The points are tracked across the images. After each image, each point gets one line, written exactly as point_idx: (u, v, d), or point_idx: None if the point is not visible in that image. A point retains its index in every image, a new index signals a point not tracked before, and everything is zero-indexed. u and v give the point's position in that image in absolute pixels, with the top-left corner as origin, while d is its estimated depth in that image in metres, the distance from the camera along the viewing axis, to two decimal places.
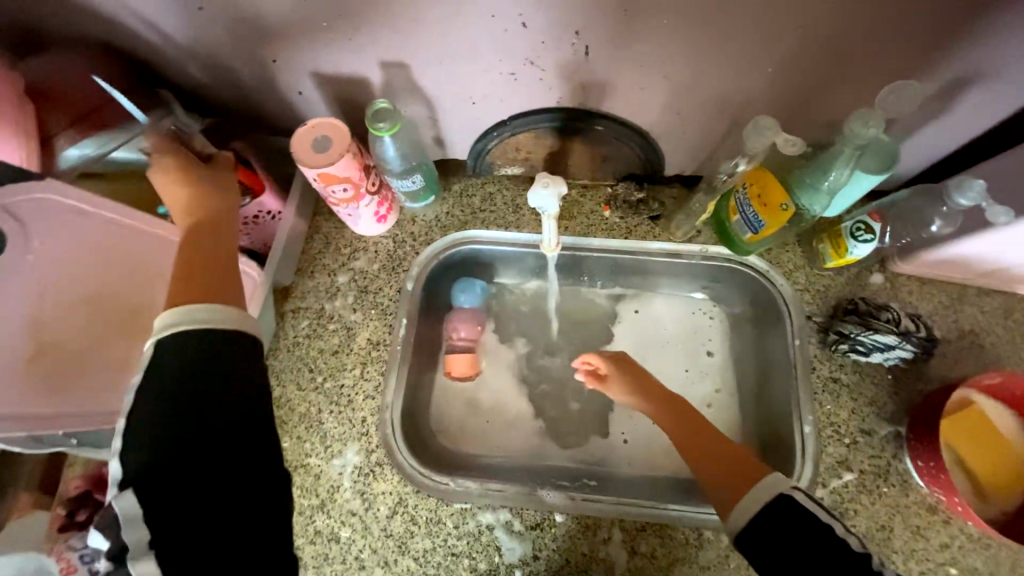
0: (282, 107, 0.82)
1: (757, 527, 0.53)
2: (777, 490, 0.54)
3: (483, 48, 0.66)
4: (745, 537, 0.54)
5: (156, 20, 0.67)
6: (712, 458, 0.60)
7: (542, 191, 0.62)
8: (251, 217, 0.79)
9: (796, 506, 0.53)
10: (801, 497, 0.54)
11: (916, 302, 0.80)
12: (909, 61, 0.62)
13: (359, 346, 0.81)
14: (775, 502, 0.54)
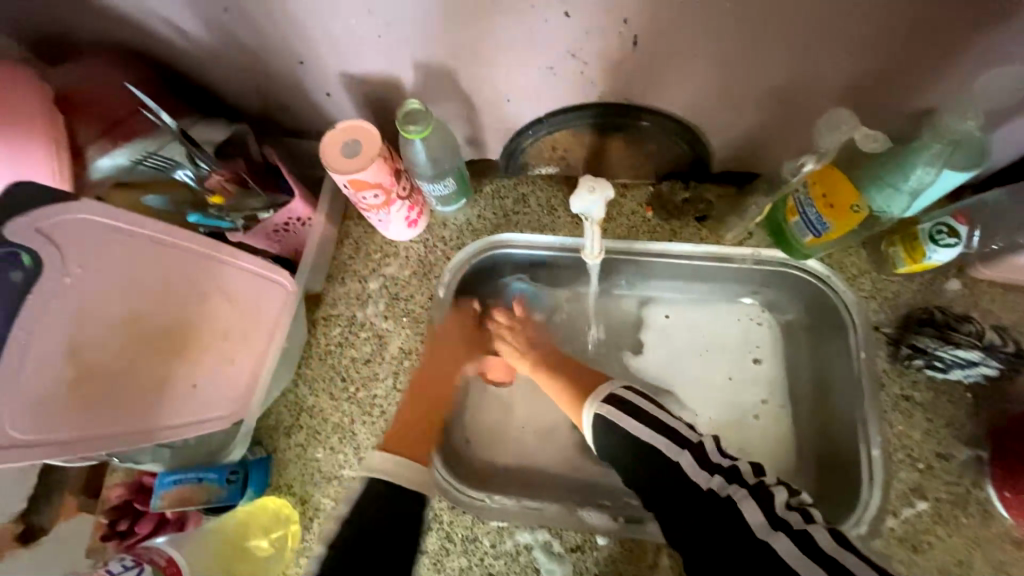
0: (311, 110, 0.79)
1: (608, 430, 0.61)
2: (607, 393, 0.64)
3: (521, 41, 0.62)
4: (609, 447, 0.61)
5: (184, 24, 0.65)
6: (567, 389, 0.73)
7: (587, 196, 0.57)
8: (281, 225, 0.75)
9: (622, 426, 0.60)
10: (636, 400, 0.62)
11: (1003, 312, 0.72)
12: (1012, 41, 0.54)
13: (391, 355, 0.79)
14: (602, 410, 0.63)
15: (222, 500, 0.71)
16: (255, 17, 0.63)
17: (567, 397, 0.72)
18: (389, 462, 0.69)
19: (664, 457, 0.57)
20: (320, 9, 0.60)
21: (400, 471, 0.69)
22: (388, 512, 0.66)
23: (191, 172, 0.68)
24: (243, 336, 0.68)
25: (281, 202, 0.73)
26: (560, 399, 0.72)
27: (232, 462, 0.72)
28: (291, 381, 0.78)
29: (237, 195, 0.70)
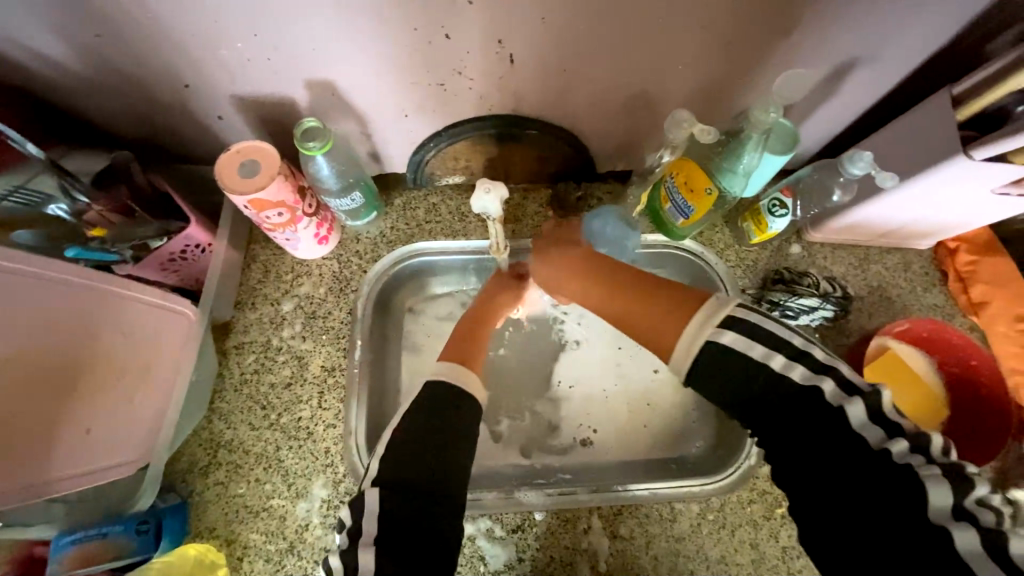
0: (201, 134, 0.77)
1: (699, 371, 0.53)
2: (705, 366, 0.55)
3: (410, 61, 0.67)
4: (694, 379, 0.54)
5: (44, 50, 0.61)
6: (658, 308, 0.59)
7: (484, 197, 0.62)
8: (177, 253, 0.72)
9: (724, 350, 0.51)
10: (730, 337, 0.52)
11: (831, 265, 0.90)
12: (796, 53, 0.69)
13: (313, 374, 0.78)
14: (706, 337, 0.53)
15: (134, 554, 0.64)
16: (129, 42, 0.61)
17: (655, 311, 0.59)
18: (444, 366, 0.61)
19: (753, 371, 0.50)
20: (201, 33, 0.61)
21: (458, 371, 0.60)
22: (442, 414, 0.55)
23: (66, 207, 0.65)
24: (148, 377, 0.63)
25: (175, 229, 0.70)
26: (657, 313, 0.59)
27: (141, 511, 0.66)
28: (202, 418, 0.74)
29: (122, 225, 0.68)
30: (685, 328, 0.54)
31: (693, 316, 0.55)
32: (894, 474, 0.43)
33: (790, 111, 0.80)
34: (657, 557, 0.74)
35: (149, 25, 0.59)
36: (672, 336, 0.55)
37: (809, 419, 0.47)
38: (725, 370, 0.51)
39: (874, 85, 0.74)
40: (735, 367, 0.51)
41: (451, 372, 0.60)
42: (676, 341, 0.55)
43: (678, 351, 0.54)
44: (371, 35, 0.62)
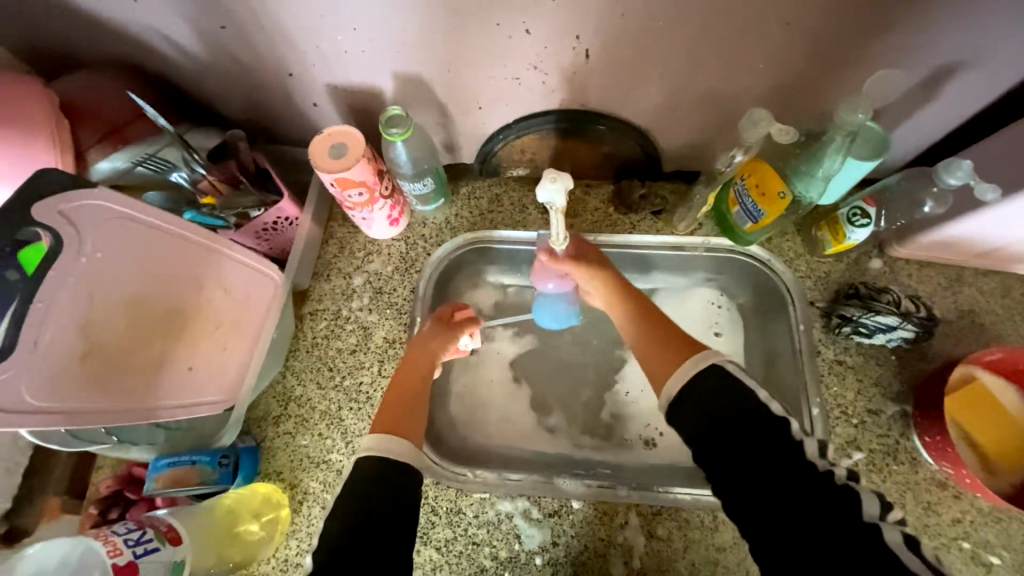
0: (297, 118, 0.86)
1: (681, 404, 0.54)
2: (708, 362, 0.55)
3: (488, 55, 0.70)
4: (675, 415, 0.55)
5: (180, 39, 0.71)
6: (660, 350, 0.61)
7: (550, 186, 0.64)
8: (270, 223, 0.79)
9: (727, 375, 0.53)
10: (733, 368, 0.54)
11: (915, 284, 0.83)
12: (893, 52, 0.65)
13: (375, 344, 0.84)
14: (702, 370, 0.54)
15: (212, 484, 0.72)
16: (248, 34, 0.70)
17: (662, 348, 0.62)
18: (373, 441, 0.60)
19: (748, 397, 0.51)
20: (307, 26, 0.68)
21: (387, 445, 0.59)
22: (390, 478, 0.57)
23: (186, 175, 0.74)
24: (239, 328, 0.73)
25: (270, 201, 0.78)
26: (662, 352, 0.61)
27: (224, 446, 0.75)
28: (278, 373, 0.82)
29: (229, 195, 0.76)
30: (676, 370, 0.56)
31: (683, 363, 0.56)
32: (853, 504, 0.46)
33: (881, 115, 0.75)
34: (694, 563, 0.72)
35: (264, 19, 0.67)
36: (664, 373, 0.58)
37: (780, 445, 0.49)
38: (713, 396, 0.53)
39: (983, 89, 0.68)
40: (731, 397, 0.52)
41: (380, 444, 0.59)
42: (669, 375, 0.57)
43: (671, 384, 0.56)
44: (454, 30, 0.66)
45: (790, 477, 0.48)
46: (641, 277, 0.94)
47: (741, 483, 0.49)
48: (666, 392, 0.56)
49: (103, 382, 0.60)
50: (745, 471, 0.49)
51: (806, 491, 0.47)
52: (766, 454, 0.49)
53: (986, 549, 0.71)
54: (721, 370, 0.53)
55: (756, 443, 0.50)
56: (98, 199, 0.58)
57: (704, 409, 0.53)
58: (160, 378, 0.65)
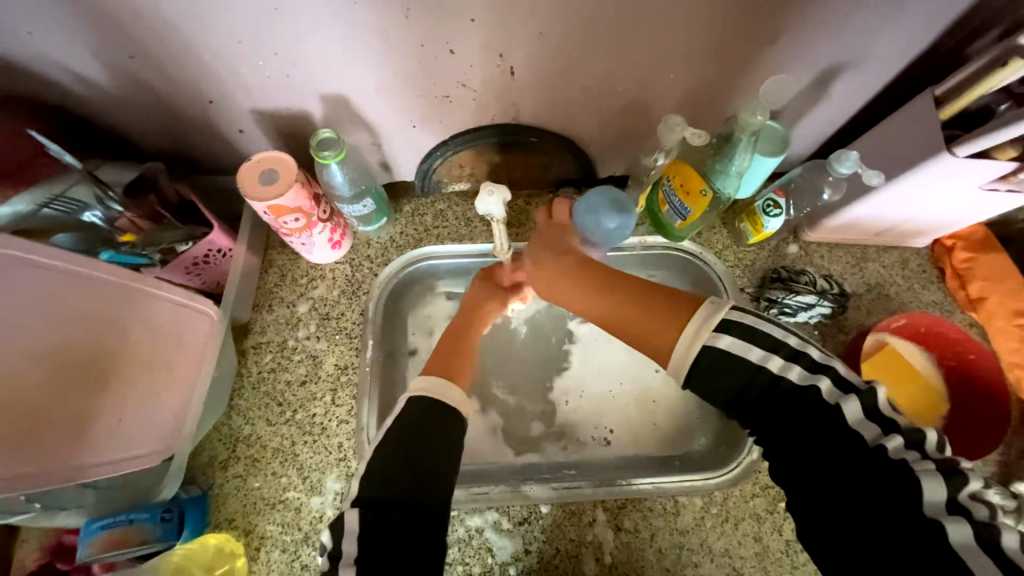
0: (223, 146, 0.83)
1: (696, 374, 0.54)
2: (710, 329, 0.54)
3: (418, 74, 0.71)
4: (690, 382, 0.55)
5: (85, 71, 0.67)
6: (650, 314, 0.60)
7: (488, 198, 0.66)
8: (200, 257, 0.75)
9: (719, 353, 0.53)
10: (727, 339, 0.53)
11: (828, 264, 0.92)
12: (782, 59, 0.72)
13: (326, 372, 0.81)
14: (703, 342, 0.54)
15: (157, 541, 0.67)
16: (161, 63, 0.67)
17: (653, 312, 0.59)
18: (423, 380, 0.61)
19: (751, 370, 0.53)
20: (225, 52, 0.66)
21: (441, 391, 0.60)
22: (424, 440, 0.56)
23: (100, 214, 0.70)
24: (171, 372, 0.68)
25: (199, 235, 0.75)
26: (653, 315, 0.59)
27: (166, 501, 0.69)
28: (222, 414, 0.78)
29: (152, 230, 0.72)
30: (679, 338, 0.55)
31: (686, 326, 0.56)
32: (893, 472, 0.47)
33: (781, 114, 0.83)
34: (661, 550, 0.75)
35: (179, 47, 0.65)
36: (665, 343, 0.57)
37: (810, 417, 0.51)
38: (717, 368, 0.53)
39: (861, 88, 0.77)
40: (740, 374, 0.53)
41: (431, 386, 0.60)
42: (671, 350, 0.56)
43: (678, 361, 0.55)
44: (380, 50, 0.67)
45: (827, 450, 0.50)
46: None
47: (788, 454, 0.52)
48: (676, 368, 0.56)
49: (20, 439, 0.56)
50: (786, 442, 0.52)
51: (840, 462, 0.49)
52: (796, 429, 0.52)
53: None
54: (717, 347, 0.53)
55: (785, 417, 0.52)
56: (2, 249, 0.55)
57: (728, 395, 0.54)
58: (87, 433, 0.61)
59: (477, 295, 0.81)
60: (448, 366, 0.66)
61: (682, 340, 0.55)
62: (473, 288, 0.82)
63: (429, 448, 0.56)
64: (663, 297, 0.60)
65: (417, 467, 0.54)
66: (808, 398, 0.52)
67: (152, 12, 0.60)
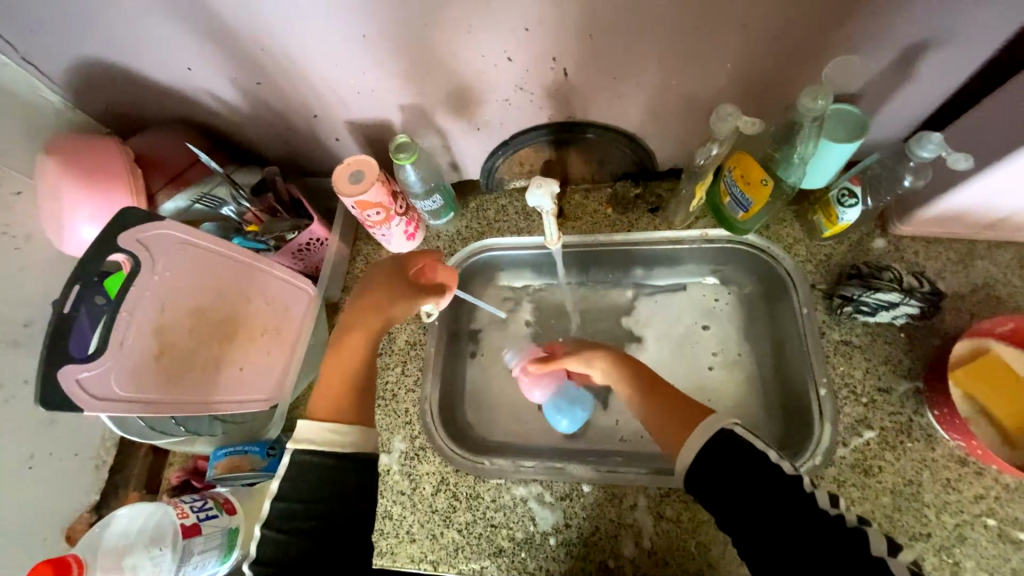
0: (323, 152, 0.98)
1: (698, 469, 0.58)
2: (716, 429, 0.58)
3: (478, 82, 0.79)
4: (693, 481, 0.58)
5: (225, 96, 0.86)
6: (662, 415, 0.65)
7: (537, 192, 0.73)
8: (303, 245, 0.91)
9: (737, 441, 0.57)
10: (741, 431, 0.58)
11: (922, 261, 0.82)
12: (855, 39, 0.68)
13: (399, 346, 0.93)
14: (712, 438, 0.58)
15: (262, 470, 0.81)
16: (277, 86, 0.83)
17: (667, 415, 0.64)
18: (315, 429, 0.66)
19: (758, 455, 0.56)
20: (323, 74, 0.80)
21: (337, 440, 0.66)
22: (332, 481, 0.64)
23: (233, 209, 0.87)
24: (279, 339, 0.84)
25: (303, 225, 0.90)
26: (665, 418, 0.64)
27: (271, 439, 0.85)
28: None
29: (269, 222, 0.89)
30: (691, 435, 0.60)
31: (696, 426, 0.60)
32: (850, 535, 0.52)
33: (862, 97, 0.77)
34: (703, 543, 0.74)
35: (291, 73, 0.80)
36: (675, 441, 0.61)
37: (793, 502, 0.53)
38: (726, 464, 0.56)
39: (959, 63, 0.69)
40: (732, 458, 0.56)
41: (331, 439, 0.66)
42: (683, 442, 0.60)
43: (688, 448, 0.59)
44: (445, 64, 0.76)
45: (799, 523, 0.52)
46: (656, 273, 0.99)
47: (738, 513, 0.55)
48: (683, 457, 0.59)
49: (172, 376, 0.72)
50: (741, 503, 0.55)
51: (815, 535, 0.51)
52: (780, 516, 0.53)
53: (1015, 526, 0.68)
54: (732, 435, 0.57)
55: (751, 478, 0.55)
56: (167, 229, 0.71)
57: (715, 478, 0.56)
58: (218, 377, 0.77)
59: (384, 284, 0.78)
60: (339, 400, 0.70)
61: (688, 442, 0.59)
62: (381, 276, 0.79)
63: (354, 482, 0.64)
64: (674, 404, 0.65)
65: (330, 493, 0.63)
66: (787, 477, 0.55)
67: (272, 45, 0.75)
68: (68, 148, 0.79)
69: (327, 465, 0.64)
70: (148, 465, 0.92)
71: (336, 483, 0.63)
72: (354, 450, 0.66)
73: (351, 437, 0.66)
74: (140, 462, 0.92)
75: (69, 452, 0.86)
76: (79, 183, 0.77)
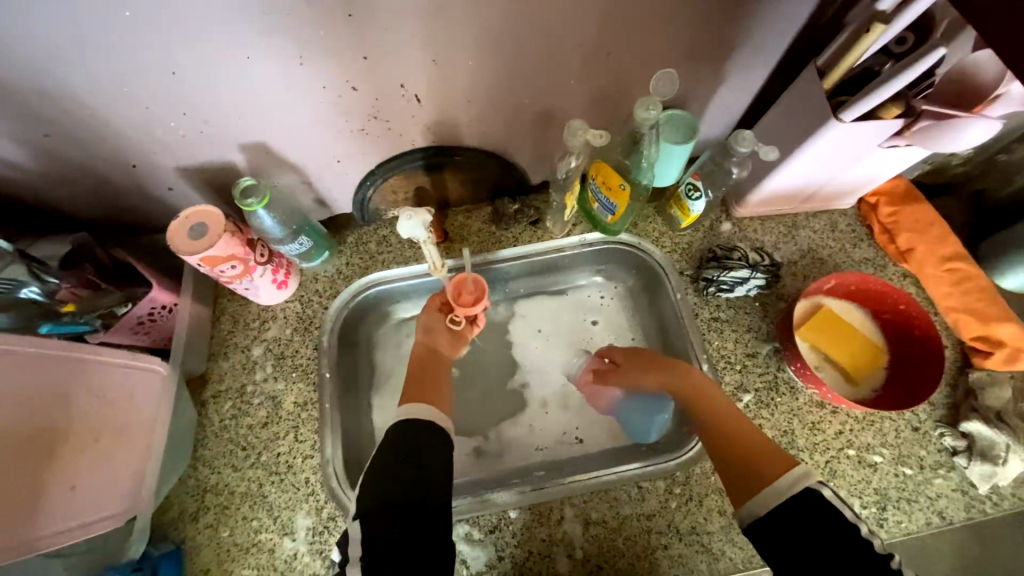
0: (156, 204, 0.85)
1: (768, 520, 0.59)
2: (801, 488, 0.59)
3: (327, 113, 0.74)
4: (756, 525, 0.60)
5: (2, 154, 0.69)
6: (743, 459, 0.66)
7: (408, 222, 0.72)
8: (145, 316, 0.78)
9: (820, 503, 0.58)
10: (828, 493, 0.59)
11: (762, 236, 0.95)
12: (670, 51, 0.76)
13: (287, 411, 0.82)
14: (796, 498, 0.59)
15: None
16: (73, 136, 0.69)
17: (746, 460, 0.66)
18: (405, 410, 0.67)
19: (838, 519, 0.57)
20: (134, 118, 0.68)
21: (415, 411, 0.66)
22: (405, 446, 0.63)
23: (37, 289, 0.71)
24: (124, 438, 0.69)
25: (139, 294, 0.77)
26: (743, 463, 0.66)
27: (134, 559, 0.70)
28: (187, 466, 0.79)
29: (90, 297, 0.74)
30: (766, 487, 0.61)
31: (775, 482, 0.61)
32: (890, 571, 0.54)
33: (688, 100, 0.86)
34: (629, 537, 0.77)
35: (91, 120, 0.67)
36: (750, 486, 0.63)
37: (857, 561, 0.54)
38: (802, 523, 0.58)
39: (754, 67, 0.81)
40: (811, 516, 0.58)
41: (421, 410, 0.66)
42: (756, 492, 0.62)
43: (759, 501, 0.61)
44: (286, 97, 0.70)
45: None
46: (547, 281, 1.02)
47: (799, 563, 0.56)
48: (750, 504, 0.62)
49: None
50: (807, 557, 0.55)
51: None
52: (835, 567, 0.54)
53: (867, 450, 0.81)
54: (819, 497, 0.59)
55: (824, 544, 0.55)
56: None
57: (781, 536, 0.58)
58: (43, 506, 0.62)
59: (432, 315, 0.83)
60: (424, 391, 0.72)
61: (763, 494, 0.61)
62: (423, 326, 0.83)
63: (415, 448, 0.63)
64: (761, 451, 0.66)
65: (403, 453, 0.62)
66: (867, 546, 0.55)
67: (56, 91, 0.62)
68: None
69: (407, 430, 0.64)
70: None
71: (401, 449, 0.63)
72: (431, 419, 0.66)
73: (426, 409, 0.67)
74: None
75: None
76: None
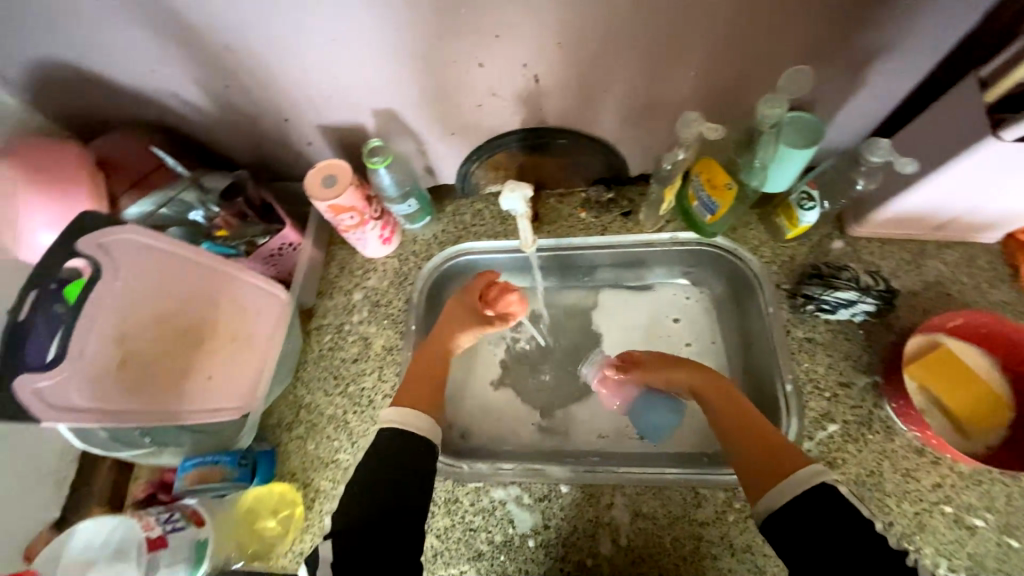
0: (295, 155, 0.98)
1: (784, 515, 0.57)
2: (815, 483, 0.57)
3: (451, 87, 0.80)
4: (770, 522, 0.57)
5: (192, 98, 0.84)
6: (755, 454, 0.64)
7: (511, 195, 0.77)
8: (276, 250, 0.91)
9: (841, 508, 0.55)
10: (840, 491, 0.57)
11: (879, 261, 0.87)
12: (807, 48, 0.72)
13: (375, 352, 0.92)
14: (811, 492, 0.56)
15: (233, 481, 0.80)
16: (247, 89, 0.82)
17: (759, 454, 0.64)
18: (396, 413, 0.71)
19: (859, 522, 0.53)
20: (294, 77, 0.79)
21: (406, 420, 0.70)
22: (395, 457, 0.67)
23: (202, 213, 0.86)
24: (245, 343, 0.82)
25: (274, 229, 0.90)
26: (756, 457, 0.63)
27: (242, 449, 0.84)
28: (290, 383, 0.91)
29: (240, 226, 0.88)
30: (782, 481, 0.59)
31: (789, 475, 0.59)
32: None
33: (817, 104, 0.81)
34: (678, 539, 0.76)
35: (261, 76, 0.79)
36: (763, 480, 0.61)
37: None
38: (816, 518, 0.55)
39: (903, 73, 0.74)
40: (827, 516, 0.54)
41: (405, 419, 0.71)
42: (769, 486, 0.59)
43: (771, 497, 0.58)
44: (418, 68, 0.77)
45: None
46: (630, 274, 1.02)
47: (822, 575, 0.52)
48: (766, 498, 0.59)
49: (137, 385, 0.70)
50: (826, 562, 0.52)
51: None
52: None
53: (970, 512, 0.72)
54: (835, 498, 0.55)
55: (849, 548, 0.52)
56: (134, 234, 0.69)
57: (800, 538, 0.54)
58: (189, 388, 0.76)
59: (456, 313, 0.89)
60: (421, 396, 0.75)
61: (775, 488, 0.58)
62: (450, 305, 0.90)
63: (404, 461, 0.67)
64: (773, 448, 0.64)
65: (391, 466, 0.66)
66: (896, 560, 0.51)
67: (241, 48, 0.74)
68: (24, 151, 0.76)
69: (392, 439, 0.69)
70: (111, 480, 0.88)
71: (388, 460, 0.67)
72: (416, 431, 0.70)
73: (425, 422, 0.71)
74: (103, 477, 0.89)
75: (25, 468, 0.83)
76: (32, 188, 0.74)
